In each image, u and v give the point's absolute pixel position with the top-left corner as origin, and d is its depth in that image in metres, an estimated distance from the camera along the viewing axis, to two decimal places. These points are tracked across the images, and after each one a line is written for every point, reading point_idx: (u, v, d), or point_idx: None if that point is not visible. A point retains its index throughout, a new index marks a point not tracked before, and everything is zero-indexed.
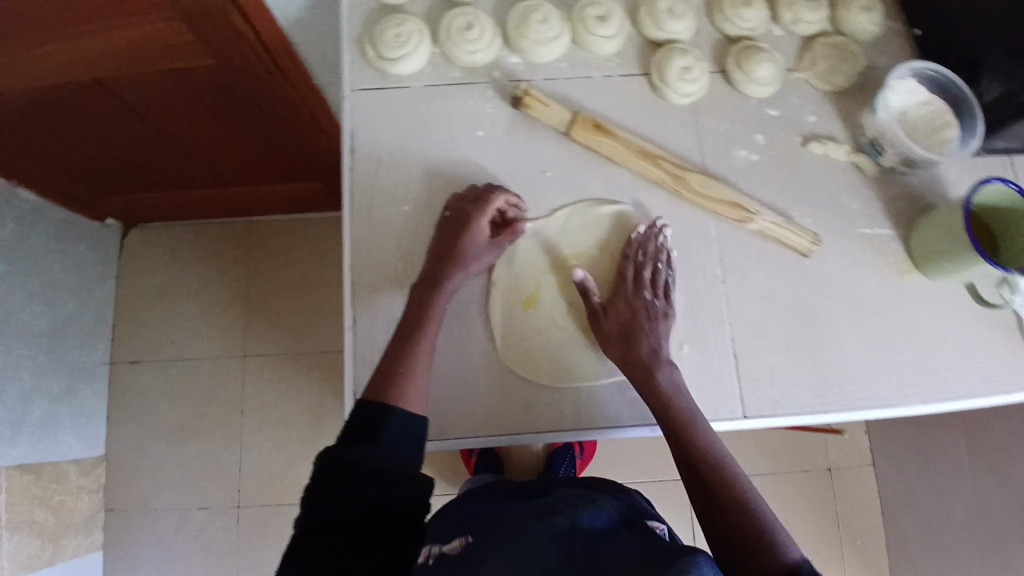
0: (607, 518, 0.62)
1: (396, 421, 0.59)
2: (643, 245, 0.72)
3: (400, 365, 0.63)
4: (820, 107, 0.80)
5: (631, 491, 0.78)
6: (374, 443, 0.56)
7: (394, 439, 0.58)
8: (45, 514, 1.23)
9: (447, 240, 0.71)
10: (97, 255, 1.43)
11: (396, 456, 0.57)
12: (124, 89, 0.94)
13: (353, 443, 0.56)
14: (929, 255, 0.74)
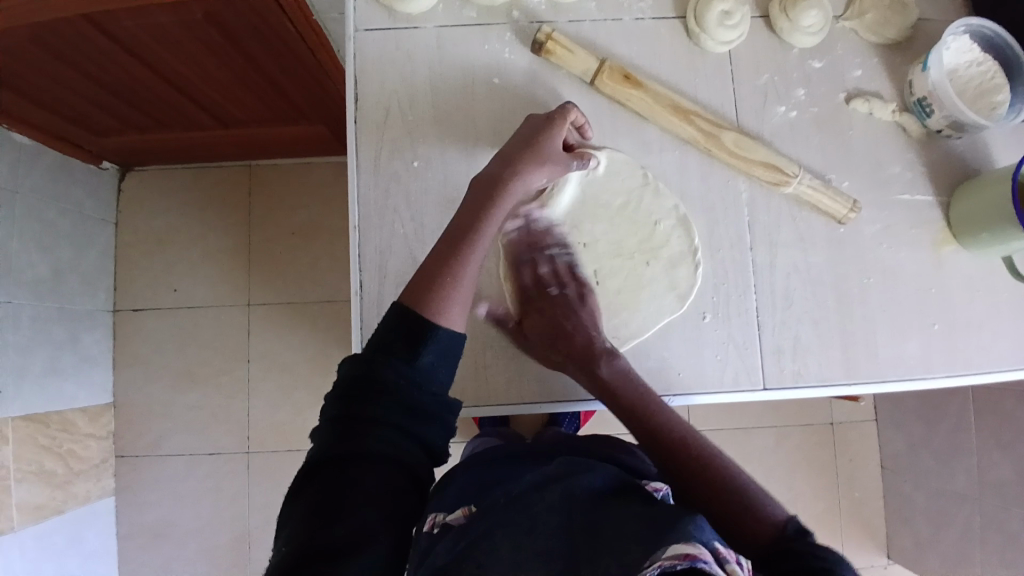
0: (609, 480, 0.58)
1: (437, 341, 0.54)
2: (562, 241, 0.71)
3: (446, 267, 0.58)
4: (866, 59, 0.74)
5: (643, 458, 0.76)
6: (414, 362, 0.53)
7: (433, 361, 0.54)
8: (54, 463, 1.25)
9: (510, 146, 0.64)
10: (94, 200, 1.38)
11: (433, 379, 0.54)
12: (112, 25, 0.87)
13: (388, 357, 0.53)
14: (967, 227, 0.71)
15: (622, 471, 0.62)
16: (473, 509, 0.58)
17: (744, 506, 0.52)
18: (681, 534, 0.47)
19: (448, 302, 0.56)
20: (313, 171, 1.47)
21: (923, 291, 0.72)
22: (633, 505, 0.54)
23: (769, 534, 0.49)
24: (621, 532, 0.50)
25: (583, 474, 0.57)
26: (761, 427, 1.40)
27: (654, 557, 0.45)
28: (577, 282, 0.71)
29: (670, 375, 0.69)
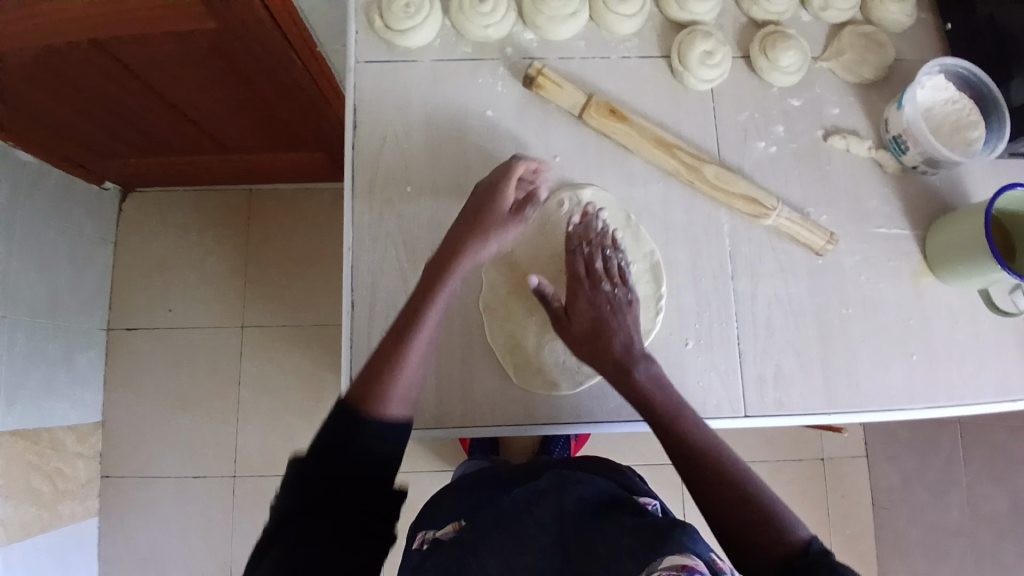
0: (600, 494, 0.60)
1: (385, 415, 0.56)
2: (584, 237, 0.68)
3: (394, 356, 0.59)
4: (843, 98, 0.78)
5: (629, 476, 0.77)
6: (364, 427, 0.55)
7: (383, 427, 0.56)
8: (41, 481, 1.24)
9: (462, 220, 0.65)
10: (95, 220, 1.40)
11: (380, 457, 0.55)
12: (121, 52, 0.90)
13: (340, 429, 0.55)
14: (944, 259, 0.73)
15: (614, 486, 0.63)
16: (462, 523, 0.64)
17: (770, 523, 0.48)
18: (675, 542, 0.48)
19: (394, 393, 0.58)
20: (312, 195, 1.50)
21: (902, 322, 0.74)
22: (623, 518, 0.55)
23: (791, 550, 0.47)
24: (614, 543, 0.51)
25: (571, 486, 0.58)
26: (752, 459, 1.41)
27: (652, 567, 0.46)
28: (592, 276, 0.64)
29: None
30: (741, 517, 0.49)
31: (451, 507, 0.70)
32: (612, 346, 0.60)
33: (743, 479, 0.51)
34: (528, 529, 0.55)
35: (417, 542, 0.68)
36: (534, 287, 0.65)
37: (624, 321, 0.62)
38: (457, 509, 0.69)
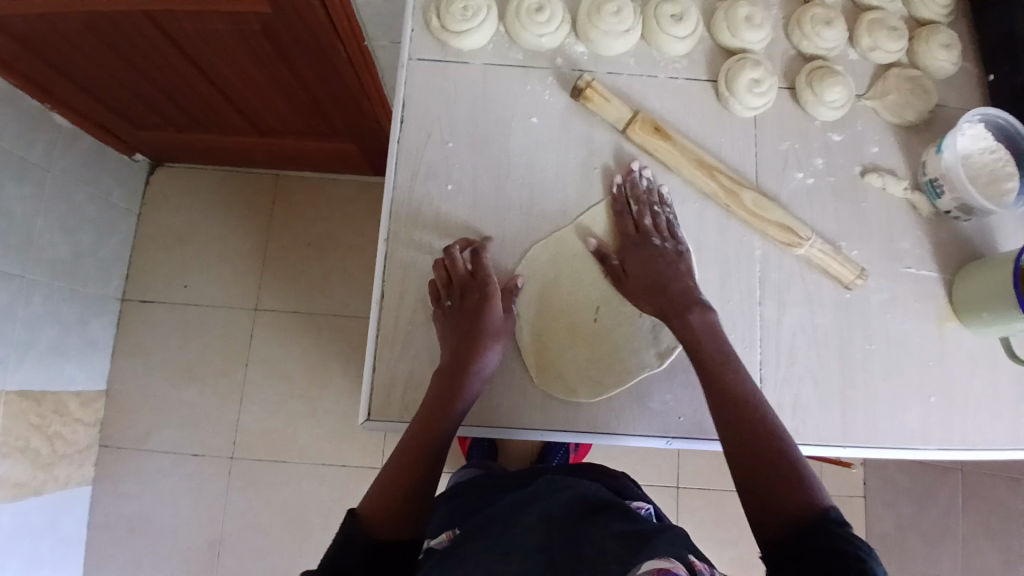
0: (588, 501, 0.61)
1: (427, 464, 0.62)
2: (635, 194, 0.74)
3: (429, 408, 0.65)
4: (883, 138, 0.79)
5: (620, 477, 0.84)
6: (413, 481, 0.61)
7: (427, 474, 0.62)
8: (40, 442, 1.24)
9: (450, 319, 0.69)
10: (123, 189, 1.42)
11: (426, 487, 0.61)
12: (172, 25, 0.92)
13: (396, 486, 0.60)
14: (970, 305, 0.73)
15: (603, 493, 0.64)
16: (456, 532, 0.64)
17: (796, 486, 0.55)
18: (655, 550, 0.50)
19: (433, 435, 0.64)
20: (339, 186, 1.51)
21: (923, 364, 0.74)
22: (609, 528, 0.56)
23: (808, 511, 0.53)
24: (599, 552, 0.52)
25: (557, 492, 0.61)
26: None
27: (632, 571, 0.48)
28: (641, 232, 0.73)
29: (673, 417, 0.70)
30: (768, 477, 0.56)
31: (444, 516, 0.71)
32: (677, 302, 0.69)
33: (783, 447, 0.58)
34: (513, 535, 0.56)
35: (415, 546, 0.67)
36: (618, 183, 0.74)
37: (678, 270, 0.71)
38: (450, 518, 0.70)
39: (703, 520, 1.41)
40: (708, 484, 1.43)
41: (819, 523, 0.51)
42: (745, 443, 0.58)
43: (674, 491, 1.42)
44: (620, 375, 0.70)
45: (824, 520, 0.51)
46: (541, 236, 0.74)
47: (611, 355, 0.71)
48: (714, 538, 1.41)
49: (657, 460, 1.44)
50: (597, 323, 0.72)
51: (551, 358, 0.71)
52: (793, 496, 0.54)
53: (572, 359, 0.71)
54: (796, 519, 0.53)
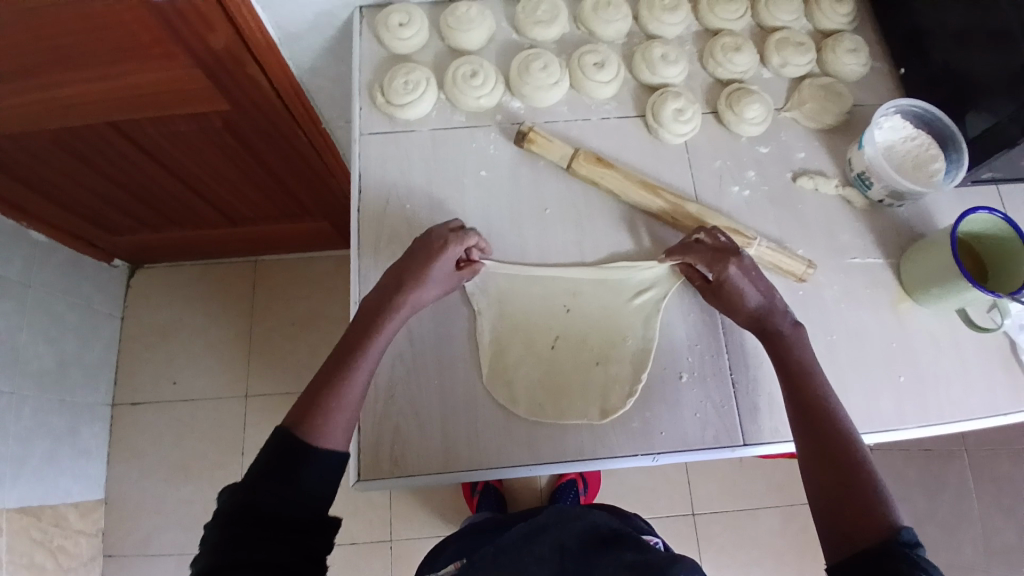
0: (601, 529, 0.62)
1: (309, 458, 0.57)
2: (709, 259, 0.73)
3: (329, 392, 0.61)
4: (808, 143, 0.85)
5: (625, 512, 0.84)
6: (291, 479, 0.56)
7: (312, 480, 0.56)
8: (43, 558, 1.21)
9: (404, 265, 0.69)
10: (104, 295, 1.45)
11: (295, 472, 0.56)
12: (137, 132, 0.98)
13: (265, 483, 0.55)
14: (919, 284, 0.77)
15: (614, 520, 0.65)
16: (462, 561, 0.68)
17: (872, 505, 0.55)
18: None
19: (333, 423, 0.60)
20: (317, 263, 1.56)
21: (887, 346, 0.77)
22: (624, 560, 0.56)
23: (880, 532, 0.52)
24: None
25: (570, 522, 0.61)
26: (763, 506, 1.42)
27: None
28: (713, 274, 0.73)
29: (656, 433, 0.71)
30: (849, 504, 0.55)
31: (453, 553, 0.75)
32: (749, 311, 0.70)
33: (856, 455, 0.58)
34: None
35: None
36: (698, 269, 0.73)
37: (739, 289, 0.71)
38: (457, 553, 0.74)
39: (724, 544, 1.39)
40: (723, 506, 1.41)
41: (892, 547, 0.51)
42: (834, 462, 0.58)
43: (691, 519, 1.40)
44: (601, 401, 0.72)
45: (892, 543, 0.51)
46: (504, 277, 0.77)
47: (585, 379, 0.74)
48: (739, 561, 1.38)
49: (668, 489, 1.43)
50: (554, 351, 0.75)
51: (507, 375, 0.73)
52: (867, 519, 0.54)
53: (545, 385, 0.73)
54: (870, 542, 0.52)
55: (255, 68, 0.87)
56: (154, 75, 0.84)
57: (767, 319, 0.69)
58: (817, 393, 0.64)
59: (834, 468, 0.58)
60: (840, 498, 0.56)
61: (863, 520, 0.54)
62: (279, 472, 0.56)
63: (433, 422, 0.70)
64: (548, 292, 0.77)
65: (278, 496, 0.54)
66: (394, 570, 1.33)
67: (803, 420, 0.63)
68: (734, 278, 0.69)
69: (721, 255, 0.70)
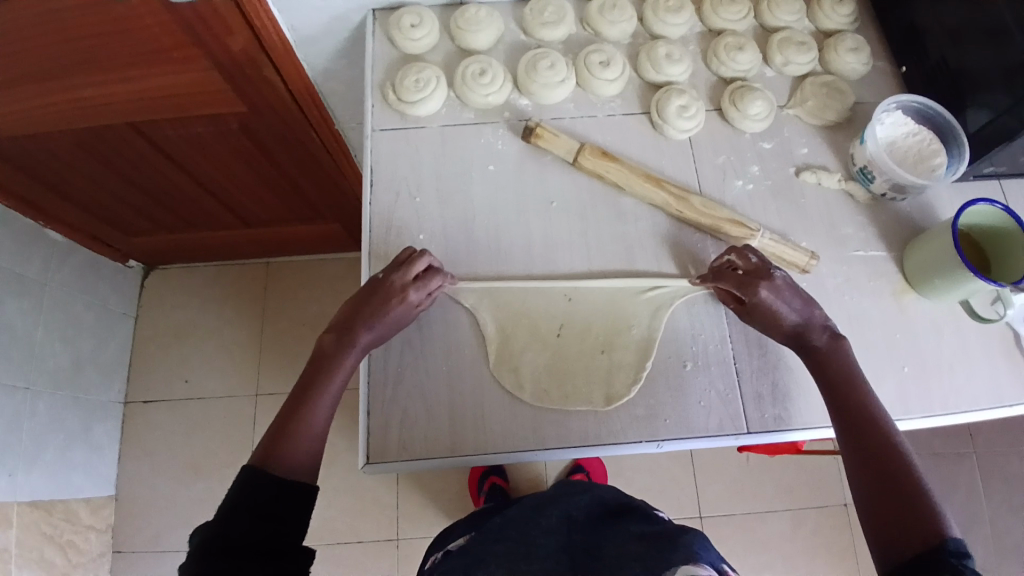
0: (607, 505, 0.66)
1: (273, 485, 0.58)
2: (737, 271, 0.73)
3: (292, 420, 0.64)
4: (810, 139, 0.86)
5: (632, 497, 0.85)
6: (260, 511, 0.57)
7: (281, 510, 0.58)
8: (53, 552, 1.23)
9: (367, 294, 0.70)
10: (120, 295, 1.49)
11: (262, 499, 0.57)
12: (156, 134, 1.01)
13: (239, 516, 0.56)
14: (922, 275, 0.78)
15: (619, 494, 0.70)
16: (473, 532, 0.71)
17: (922, 515, 0.56)
18: (689, 556, 0.49)
19: (296, 455, 0.62)
20: (328, 265, 1.58)
21: (890, 337, 0.78)
22: (631, 531, 0.58)
23: (930, 540, 0.54)
24: (622, 546, 0.56)
25: (578, 499, 0.65)
26: (772, 508, 1.41)
27: (667, 574, 0.47)
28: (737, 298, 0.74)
29: (661, 420, 0.72)
30: (896, 513, 0.56)
31: (462, 529, 0.77)
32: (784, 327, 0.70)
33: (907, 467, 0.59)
34: (537, 536, 0.59)
35: (432, 560, 0.74)
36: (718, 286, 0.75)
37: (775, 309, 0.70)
38: (467, 528, 0.76)
39: (733, 547, 1.38)
40: (732, 510, 1.41)
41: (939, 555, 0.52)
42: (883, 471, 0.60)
43: (698, 521, 1.40)
44: (606, 388, 0.74)
45: (942, 552, 0.52)
46: (511, 267, 0.79)
47: (590, 367, 0.75)
48: (748, 564, 1.37)
49: (676, 490, 1.42)
50: (560, 339, 0.76)
51: (514, 362, 0.74)
52: (914, 525, 0.55)
53: (551, 372, 0.74)
54: (921, 550, 0.54)
55: (271, 73, 0.90)
56: (175, 78, 0.88)
57: (804, 334, 0.70)
58: (864, 404, 0.65)
59: (881, 476, 0.59)
60: (888, 508, 0.57)
61: (915, 529, 0.55)
62: (249, 503, 0.57)
63: (441, 406, 0.72)
64: (555, 282, 0.78)
65: (258, 529, 0.56)
66: (401, 569, 1.34)
67: (852, 431, 0.64)
68: (766, 300, 0.70)
69: (749, 280, 0.71)
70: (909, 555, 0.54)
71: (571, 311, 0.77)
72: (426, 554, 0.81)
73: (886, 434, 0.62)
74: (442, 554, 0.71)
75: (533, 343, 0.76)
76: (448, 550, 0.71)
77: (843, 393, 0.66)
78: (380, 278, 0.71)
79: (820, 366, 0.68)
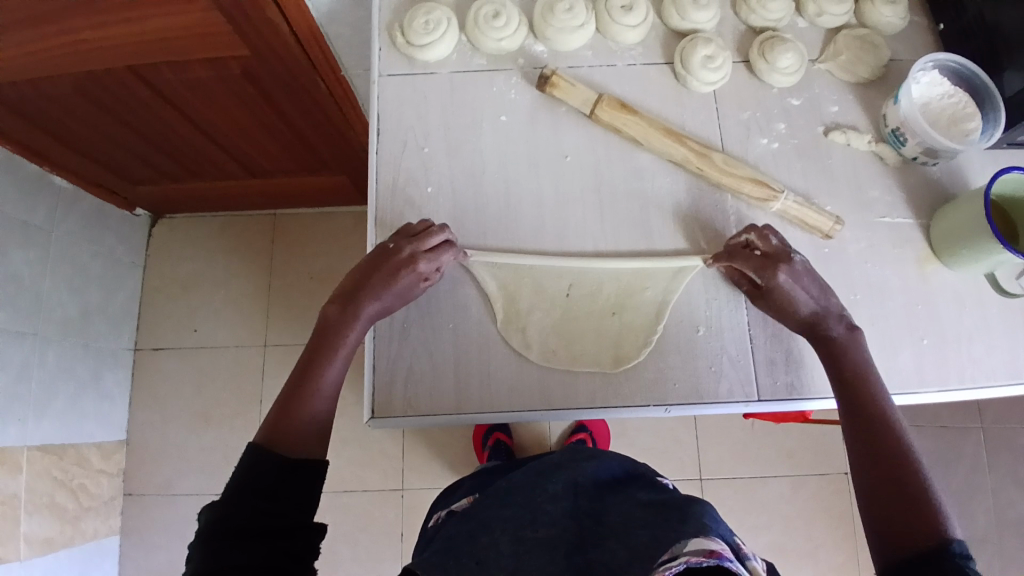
0: (613, 474, 0.65)
1: (281, 463, 0.57)
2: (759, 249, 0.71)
3: (300, 396, 0.62)
4: (841, 96, 0.82)
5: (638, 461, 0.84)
6: (267, 490, 0.55)
7: (290, 488, 0.56)
8: (64, 497, 1.26)
9: (374, 264, 0.68)
10: (126, 244, 1.47)
11: (271, 474, 0.56)
12: (157, 78, 0.97)
13: (247, 497, 0.54)
14: (947, 245, 0.75)
15: (629, 464, 0.69)
16: (478, 494, 0.71)
17: (924, 511, 0.54)
18: (700, 529, 0.48)
19: (303, 432, 0.61)
20: (335, 218, 1.55)
21: (910, 307, 0.75)
22: (639, 499, 0.57)
23: (930, 537, 0.53)
24: (627, 515, 0.55)
25: (586, 466, 0.64)
26: (773, 472, 1.42)
27: (676, 548, 0.46)
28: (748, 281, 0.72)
29: (669, 384, 0.71)
30: (899, 506, 0.55)
31: (466, 489, 0.77)
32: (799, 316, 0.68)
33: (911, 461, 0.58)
34: (542, 504, 0.58)
35: (436, 518, 0.75)
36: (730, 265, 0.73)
37: (790, 296, 0.68)
38: (471, 489, 0.76)
39: (732, 508, 1.40)
40: (732, 472, 1.42)
41: (941, 552, 0.51)
42: (883, 460, 0.58)
43: (699, 482, 1.41)
44: (615, 351, 0.72)
45: (944, 549, 0.51)
46: (520, 224, 0.76)
47: (601, 328, 0.73)
48: (747, 524, 1.39)
49: (678, 452, 1.43)
50: (569, 299, 0.74)
51: (521, 322, 0.73)
52: (915, 518, 0.54)
53: (559, 331, 0.73)
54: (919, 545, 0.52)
55: (274, 13, 0.85)
56: (175, 19, 0.83)
57: (820, 323, 0.68)
58: (872, 396, 0.63)
59: (880, 467, 0.58)
60: (886, 497, 0.56)
61: (913, 524, 0.54)
62: (257, 482, 0.55)
63: (446, 364, 0.71)
64: (565, 241, 0.76)
65: (265, 508, 0.54)
66: (405, 519, 1.37)
67: (857, 420, 0.62)
68: (783, 285, 0.68)
69: (771, 262, 0.68)
70: (912, 549, 0.53)
71: (581, 270, 0.75)
72: (431, 511, 0.82)
73: (890, 426, 0.60)
74: (448, 513, 0.72)
75: (542, 301, 0.74)
76: (452, 511, 0.71)
77: (850, 381, 0.65)
78: (388, 247, 0.69)
79: (833, 359, 0.66)
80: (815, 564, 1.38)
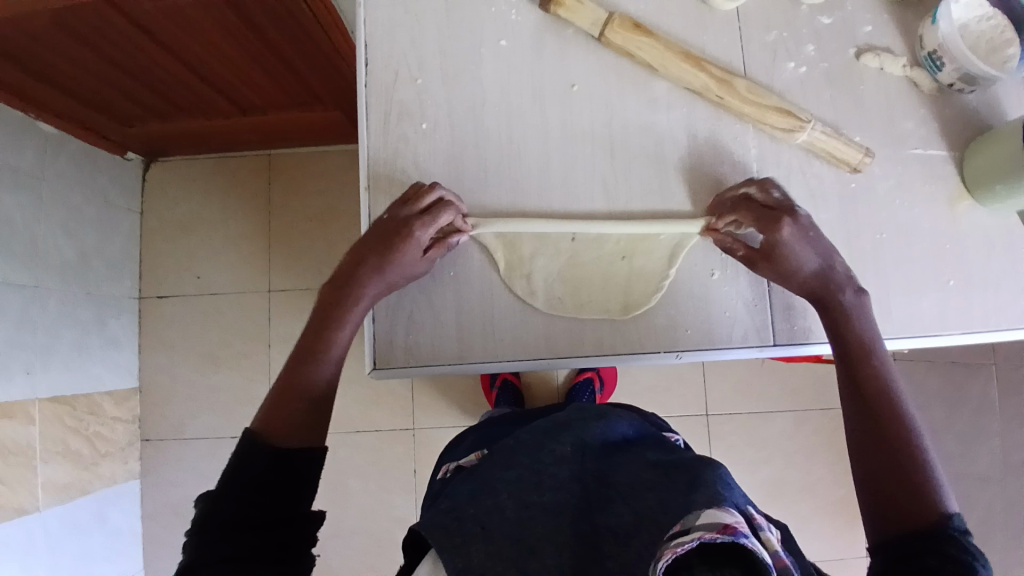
0: (620, 435, 0.63)
1: (273, 452, 0.55)
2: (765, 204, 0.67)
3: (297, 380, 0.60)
4: (877, 13, 0.73)
5: (645, 411, 0.81)
6: (261, 481, 0.53)
7: (284, 478, 0.54)
8: (79, 443, 1.28)
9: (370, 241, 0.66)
10: (119, 189, 1.42)
11: (262, 466, 0.54)
12: (132, 6, 0.88)
13: (240, 489, 0.52)
14: (981, 181, 0.70)
15: (638, 424, 0.67)
16: (484, 450, 0.70)
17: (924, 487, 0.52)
18: (712, 499, 0.45)
19: (300, 418, 0.58)
20: (331, 157, 1.49)
21: (938, 247, 0.71)
22: (647, 462, 0.56)
23: (930, 514, 0.50)
24: (633, 478, 0.53)
25: (594, 427, 0.62)
26: (778, 409, 1.42)
27: (688, 521, 0.44)
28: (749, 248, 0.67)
29: (681, 331, 0.68)
30: (901, 483, 0.53)
31: (472, 444, 0.76)
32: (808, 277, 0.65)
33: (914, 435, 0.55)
34: (546, 469, 0.56)
35: (444, 472, 0.74)
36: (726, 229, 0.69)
37: (798, 259, 0.65)
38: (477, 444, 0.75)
39: (737, 443, 1.41)
40: (738, 409, 1.42)
41: (939, 530, 0.49)
42: (885, 433, 0.56)
43: (704, 419, 1.41)
44: (625, 296, 0.69)
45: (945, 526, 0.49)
46: (524, 163, 0.71)
47: (609, 272, 0.70)
48: (750, 458, 1.41)
49: (685, 390, 1.43)
50: (576, 243, 0.70)
51: (525, 268, 0.69)
52: (917, 494, 0.52)
53: (565, 276, 0.70)
54: (917, 523, 0.50)
55: None
56: None
57: (831, 283, 0.64)
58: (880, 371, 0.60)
59: (882, 441, 0.56)
60: (891, 470, 0.54)
61: (914, 501, 0.52)
62: (250, 474, 0.53)
63: (448, 312, 0.68)
64: (572, 180, 0.71)
65: (259, 499, 0.52)
66: (414, 457, 1.39)
67: (860, 393, 0.59)
68: (790, 240, 0.64)
69: (776, 214, 0.65)
70: (910, 524, 0.51)
71: (590, 210, 0.71)
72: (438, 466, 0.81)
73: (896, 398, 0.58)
74: (455, 469, 0.71)
75: (548, 245, 0.70)
76: (459, 467, 0.70)
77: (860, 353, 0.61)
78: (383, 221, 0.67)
79: (839, 328, 0.63)
80: (817, 495, 1.41)
